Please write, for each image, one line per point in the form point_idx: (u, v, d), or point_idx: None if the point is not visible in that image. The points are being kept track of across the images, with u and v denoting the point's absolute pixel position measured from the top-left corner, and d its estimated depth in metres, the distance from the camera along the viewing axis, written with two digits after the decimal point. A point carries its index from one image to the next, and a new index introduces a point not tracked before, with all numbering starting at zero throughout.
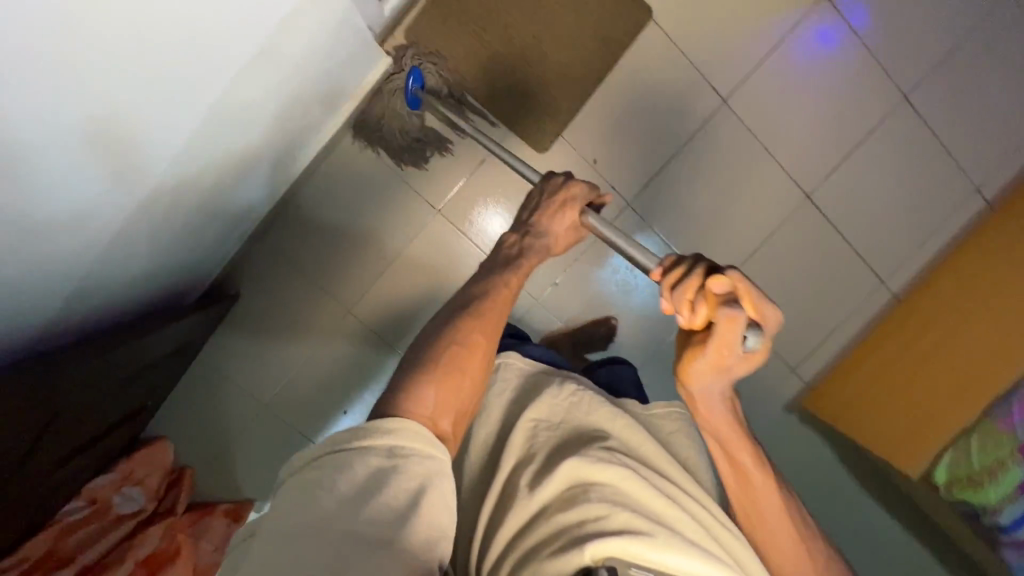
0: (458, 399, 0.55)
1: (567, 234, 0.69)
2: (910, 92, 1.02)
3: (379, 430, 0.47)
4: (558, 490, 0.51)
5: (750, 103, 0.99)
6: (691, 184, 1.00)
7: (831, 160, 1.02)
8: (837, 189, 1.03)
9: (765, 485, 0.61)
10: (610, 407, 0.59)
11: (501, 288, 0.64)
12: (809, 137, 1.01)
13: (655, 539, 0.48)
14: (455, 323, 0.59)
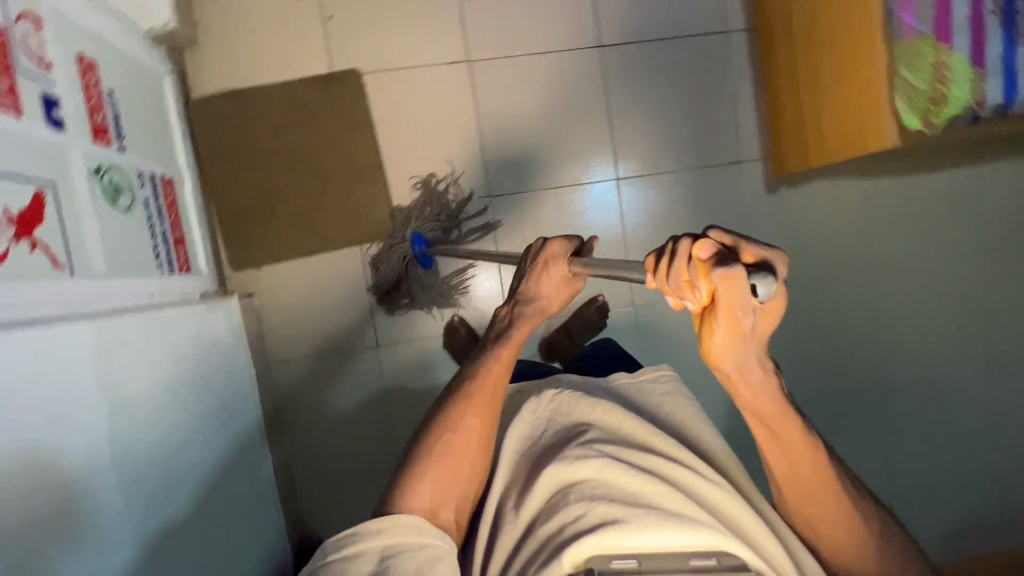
0: (455, 481, 0.71)
1: (557, 292, 0.80)
2: None
3: (372, 532, 0.63)
4: (542, 502, 0.67)
5: (486, 48, 1.26)
6: (532, 133, 1.28)
7: (588, 32, 1.29)
8: (627, 44, 1.30)
9: (803, 444, 0.68)
10: (586, 400, 0.78)
11: (496, 357, 0.76)
12: (571, 87, 1.29)
13: (631, 523, 0.63)
14: (453, 407, 0.74)
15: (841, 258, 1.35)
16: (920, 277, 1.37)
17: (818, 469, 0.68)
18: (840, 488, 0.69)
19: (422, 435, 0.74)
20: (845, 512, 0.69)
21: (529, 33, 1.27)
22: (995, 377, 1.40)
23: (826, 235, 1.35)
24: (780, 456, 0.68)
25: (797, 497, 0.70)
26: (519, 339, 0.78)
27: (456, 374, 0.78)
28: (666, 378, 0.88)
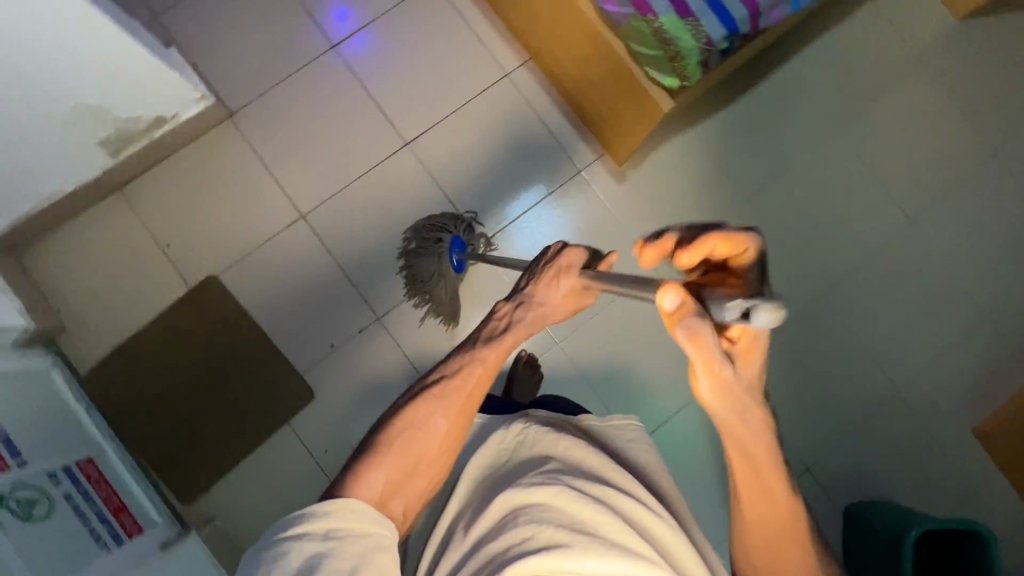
0: (409, 477, 0.68)
1: (561, 303, 0.78)
2: (476, 35, 1.32)
3: (320, 513, 0.60)
4: (492, 522, 0.68)
5: (387, 127, 1.30)
6: (445, 191, 1.29)
7: (487, 86, 1.32)
8: (525, 90, 1.32)
9: (783, 498, 0.68)
10: (554, 434, 0.79)
11: (484, 358, 0.74)
12: (481, 140, 1.31)
13: (574, 549, 0.64)
14: (426, 404, 0.71)
15: (780, 260, 1.32)
16: (880, 253, 1.34)
17: (790, 523, 0.69)
18: (806, 542, 0.71)
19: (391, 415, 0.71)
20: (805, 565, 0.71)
21: (427, 103, 1.31)
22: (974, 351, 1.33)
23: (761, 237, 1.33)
24: (756, 506, 0.68)
25: (762, 546, 0.70)
26: (509, 345, 0.76)
27: (438, 363, 0.75)
28: (635, 428, 0.88)
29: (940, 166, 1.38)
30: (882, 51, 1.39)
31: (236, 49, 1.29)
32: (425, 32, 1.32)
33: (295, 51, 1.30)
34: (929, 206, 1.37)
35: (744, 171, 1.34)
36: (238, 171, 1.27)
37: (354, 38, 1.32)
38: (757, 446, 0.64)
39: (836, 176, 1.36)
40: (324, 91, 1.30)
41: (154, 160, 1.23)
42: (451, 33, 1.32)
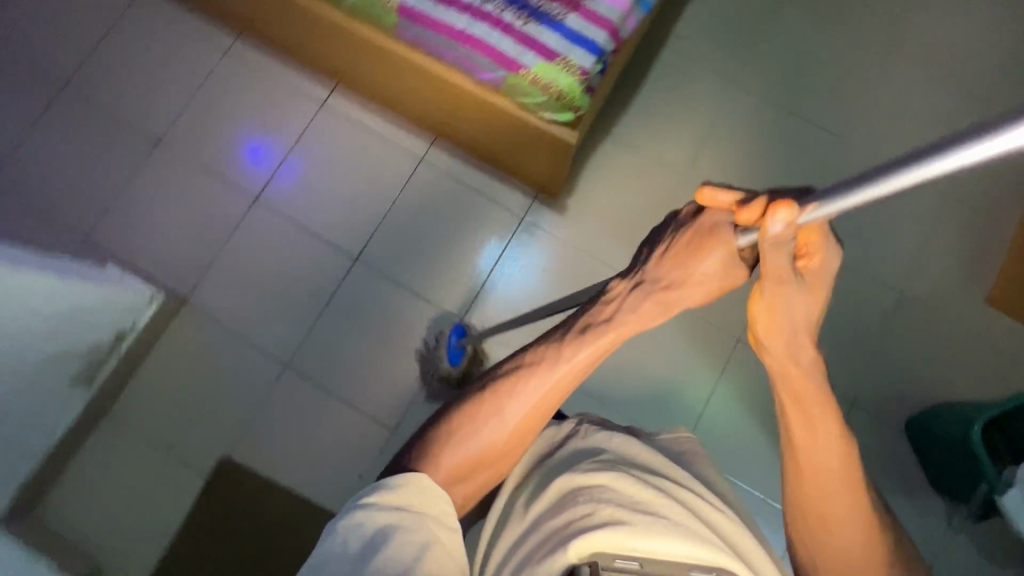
0: (476, 468, 0.71)
1: (701, 285, 0.72)
2: (391, 137, 1.37)
3: (396, 485, 0.65)
4: (552, 504, 0.74)
5: (337, 250, 1.33)
6: (413, 290, 1.32)
7: (417, 180, 1.36)
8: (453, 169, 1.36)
9: (835, 460, 0.70)
10: (610, 432, 0.83)
11: (575, 357, 0.72)
12: (429, 230, 1.34)
13: (629, 527, 0.68)
14: (504, 392, 0.72)
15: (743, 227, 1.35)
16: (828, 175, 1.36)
17: (845, 487, 0.70)
18: (867, 514, 0.70)
19: (466, 399, 0.74)
20: (860, 538, 0.70)
21: (367, 214, 1.34)
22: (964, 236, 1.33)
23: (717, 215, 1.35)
24: (806, 456, 0.70)
25: (812, 511, 0.71)
26: (606, 341, 0.73)
27: (525, 348, 0.76)
28: (688, 439, 0.88)
29: (840, 75, 1.44)
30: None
31: (173, 235, 1.33)
32: (336, 150, 1.37)
33: (224, 216, 1.34)
34: (847, 115, 1.42)
35: (677, 158, 1.37)
36: (210, 348, 1.28)
37: (282, 174, 1.36)
38: (809, 384, 0.69)
39: (753, 122, 1.40)
40: (270, 238, 1.34)
41: (129, 368, 1.25)
42: (359, 141, 1.37)
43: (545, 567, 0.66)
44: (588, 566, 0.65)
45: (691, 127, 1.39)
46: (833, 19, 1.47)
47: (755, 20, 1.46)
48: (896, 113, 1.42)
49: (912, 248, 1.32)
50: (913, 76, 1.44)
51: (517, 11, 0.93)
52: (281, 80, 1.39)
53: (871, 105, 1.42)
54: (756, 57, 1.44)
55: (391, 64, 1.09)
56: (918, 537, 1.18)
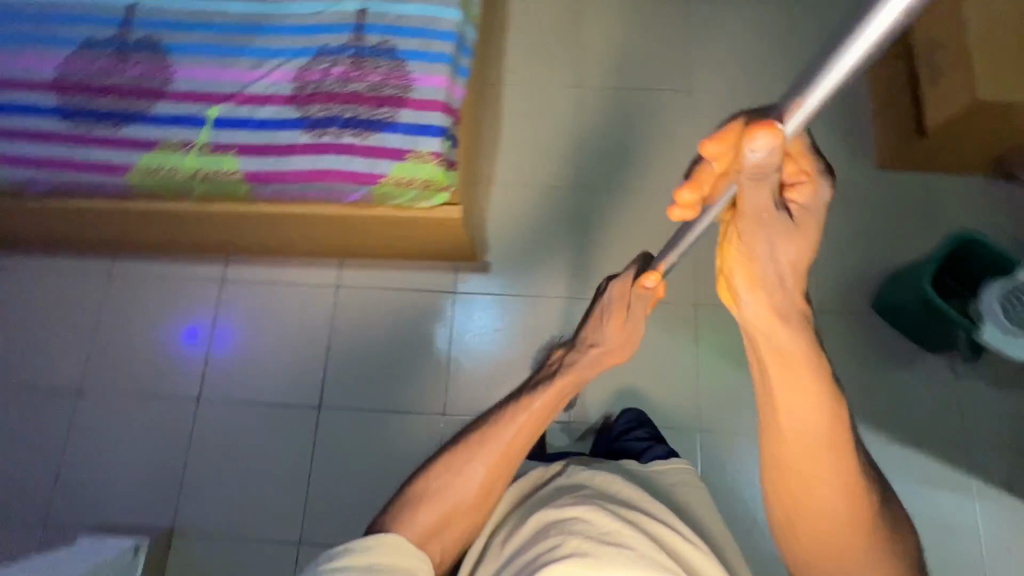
0: (445, 518, 0.85)
1: (615, 336, 1.01)
2: (305, 279, 1.37)
3: (361, 544, 0.78)
4: (529, 538, 0.80)
5: (295, 407, 1.30)
6: (384, 413, 1.29)
7: (346, 310, 1.35)
8: (375, 285, 1.36)
9: (823, 430, 0.67)
10: (608, 475, 0.89)
11: (528, 411, 0.93)
12: (375, 350, 1.33)
13: (594, 558, 0.72)
14: (473, 452, 0.89)
15: (652, 214, 1.40)
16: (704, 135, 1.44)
17: (834, 455, 0.68)
18: (855, 488, 0.69)
19: (444, 454, 0.91)
20: (840, 506, 0.70)
21: (311, 360, 1.33)
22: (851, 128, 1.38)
23: (626, 215, 1.40)
24: (787, 423, 0.67)
25: (790, 480, 0.71)
26: (551, 393, 0.95)
27: (490, 415, 0.95)
28: (683, 471, 0.97)
29: (663, 37, 1.52)
30: (548, 11, 1.54)
31: (131, 465, 1.27)
32: (257, 314, 1.35)
33: (173, 431, 1.29)
34: (685, 68, 1.50)
35: (567, 182, 1.42)
36: (211, 563, 1.21)
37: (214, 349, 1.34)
38: (793, 344, 0.63)
39: (609, 113, 1.47)
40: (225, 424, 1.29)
41: None
42: (273, 296, 1.36)
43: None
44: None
45: (559, 143, 1.45)
46: None
47: (568, 25, 1.53)
48: (725, 48, 1.51)
49: None
50: (722, 11, 1.54)
51: (353, 130, 0.96)
52: (173, 276, 1.37)
53: (701, 51, 1.51)
54: (585, 56, 1.51)
55: (263, 224, 1.10)
56: (930, 404, 1.22)
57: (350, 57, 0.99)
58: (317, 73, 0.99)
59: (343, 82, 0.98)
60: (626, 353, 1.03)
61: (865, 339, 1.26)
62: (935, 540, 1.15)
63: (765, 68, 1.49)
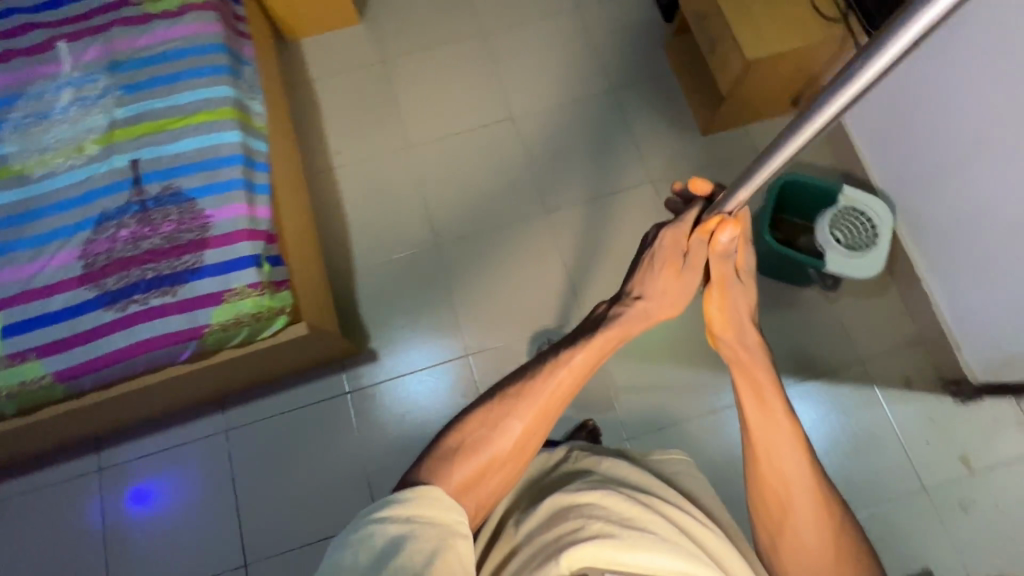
0: (484, 478, 0.68)
1: (665, 297, 0.77)
2: (197, 431, 1.27)
3: (408, 494, 0.62)
4: (546, 520, 0.74)
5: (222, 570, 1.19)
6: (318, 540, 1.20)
7: (250, 448, 1.26)
8: (274, 413, 1.28)
9: (793, 459, 0.73)
10: (616, 461, 0.89)
11: (572, 365, 0.72)
12: (292, 481, 1.24)
13: (621, 540, 0.67)
14: (506, 408, 0.70)
15: (520, 244, 1.40)
16: (543, 151, 1.47)
17: (807, 488, 0.73)
18: (825, 497, 0.73)
19: (476, 408, 0.72)
20: (813, 533, 0.72)
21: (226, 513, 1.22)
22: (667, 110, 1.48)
23: (496, 254, 1.39)
24: (767, 454, 0.73)
25: (774, 505, 0.73)
26: (596, 347, 0.74)
27: (519, 370, 0.74)
28: (681, 461, 0.97)
29: (472, 73, 1.53)
30: (354, 84, 1.53)
31: None
32: (155, 485, 1.24)
33: None
34: (502, 96, 1.51)
35: (430, 239, 1.41)
36: None
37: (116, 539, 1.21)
38: (750, 368, 0.76)
39: (446, 163, 1.46)
40: None
41: None
42: (166, 462, 1.25)
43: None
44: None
45: (408, 208, 1.43)
46: (432, 40, 1.56)
47: (379, 91, 1.52)
48: (532, 65, 1.53)
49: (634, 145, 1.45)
50: (518, 30, 1.57)
51: (160, 288, 0.90)
52: (38, 485, 1.23)
53: (514, 75, 1.53)
54: (404, 116, 1.50)
55: (101, 410, 0.99)
56: (819, 335, 1.29)
57: (135, 215, 0.93)
58: (103, 242, 0.92)
59: (135, 244, 0.91)
60: (678, 309, 0.78)
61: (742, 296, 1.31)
62: (863, 461, 1.21)
63: (574, 71, 1.52)
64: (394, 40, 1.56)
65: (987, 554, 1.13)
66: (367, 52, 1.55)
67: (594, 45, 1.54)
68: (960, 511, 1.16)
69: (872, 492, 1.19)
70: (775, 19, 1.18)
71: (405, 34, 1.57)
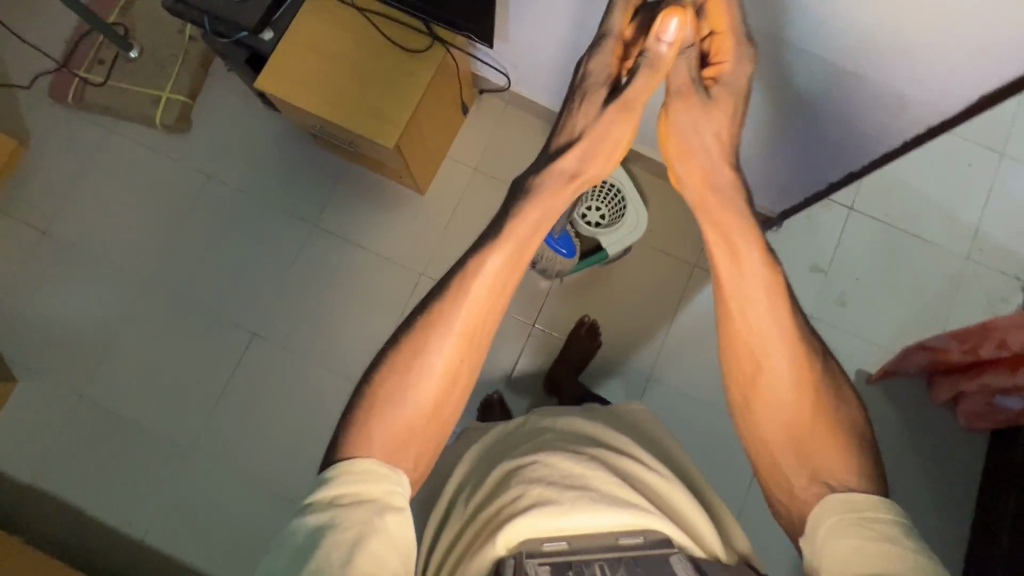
0: (403, 437, 0.63)
1: (610, 133, 0.64)
2: None
3: (339, 474, 0.60)
4: (496, 489, 0.76)
5: None
6: None
7: None
8: None
9: (772, 313, 0.60)
10: (577, 419, 0.89)
11: (488, 272, 0.64)
12: None
13: (561, 505, 0.68)
14: (431, 349, 0.64)
15: None
16: (309, 334, 1.27)
17: (789, 352, 0.59)
18: (814, 388, 0.59)
19: (391, 350, 0.66)
20: (793, 394, 0.59)
21: None
22: (372, 199, 1.31)
23: None
24: (740, 303, 0.60)
25: (749, 363, 0.61)
26: (517, 232, 0.65)
27: (451, 270, 0.66)
28: (642, 408, 0.98)
29: (176, 330, 1.28)
30: (69, 450, 1.22)
31: None
32: None
33: None
34: (224, 323, 1.28)
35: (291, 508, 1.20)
36: None
37: None
38: (730, 201, 0.62)
39: (233, 432, 1.23)
40: None
41: None
42: None
43: (478, 561, 0.66)
44: (516, 557, 0.64)
45: (244, 503, 1.19)
46: (106, 336, 1.28)
47: (103, 430, 1.23)
48: (221, 269, 1.30)
49: (378, 257, 1.30)
50: (175, 251, 1.31)
51: None
52: None
53: (215, 293, 1.29)
54: (152, 430, 1.23)
55: None
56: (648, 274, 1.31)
57: None
58: None
59: None
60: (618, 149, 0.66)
61: None
62: None
63: (263, 239, 1.31)
64: (66, 372, 1.26)
65: (878, 319, 1.26)
66: (51, 408, 1.24)
67: (255, 201, 1.32)
68: (840, 307, 1.27)
69: None
70: (372, 86, 1.03)
71: (72, 356, 1.27)
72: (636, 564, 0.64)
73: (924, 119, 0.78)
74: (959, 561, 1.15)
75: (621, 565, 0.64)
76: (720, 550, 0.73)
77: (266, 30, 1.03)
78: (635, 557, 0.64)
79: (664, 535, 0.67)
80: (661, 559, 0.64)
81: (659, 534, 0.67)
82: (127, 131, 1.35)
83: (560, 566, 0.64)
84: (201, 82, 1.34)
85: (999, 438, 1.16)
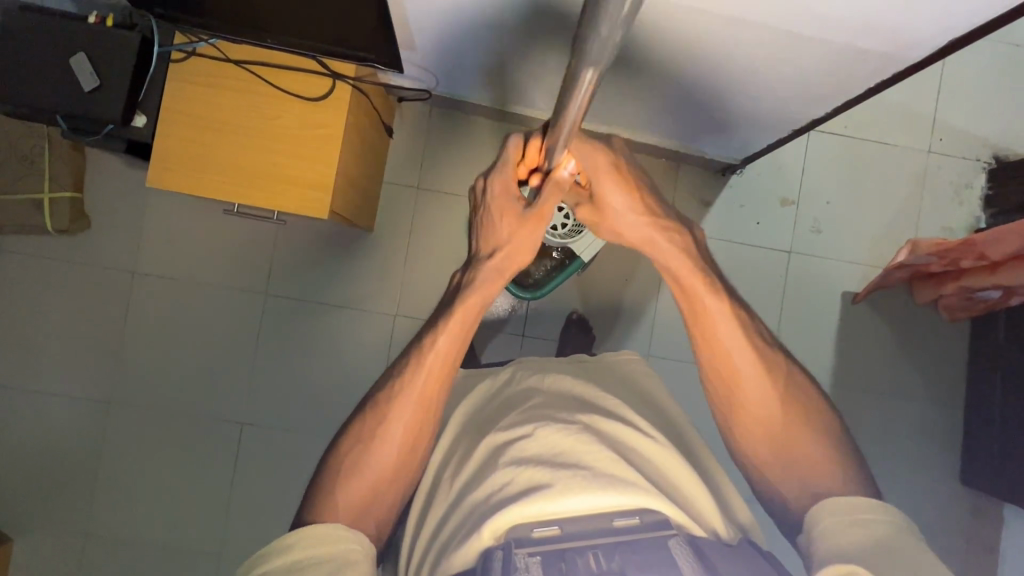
0: (368, 495, 0.66)
1: (517, 244, 0.77)
2: None
3: (293, 536, 0.59)
4: (479, 469, 0.65)
5: None
6: None
7: None
8: None
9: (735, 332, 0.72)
10: (566, 377, 0.77)
11: (433, 354, 0.72)
12: None
13: (555, 488, 0.58)
14: (374, 427, 0.69)
15: None
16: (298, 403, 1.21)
17: (759, 370, 0.70)
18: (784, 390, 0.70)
19: (357, 420, 0.71)
20: (773, 402, 0.70)
21: None
22: (319, 248, 1.21)
23: None
24: (710, 335, 0.72)
25: (721, 381, 0.72)
26: (454, 325, 0.74)
27: (394, 368, 0.75)
28: (629, 354, 0.86)
29: (155, 442, 1.19)
30: None
31: None
32: None
33: None
34: (204, 420, 1.20)
35: None
36: None
37: None
38: (668, 256, 0.76)
39: (251, 519, 1.19)
40: None
41: None
42: None
43: (462, 554, 0.56)
44: (503, 547, 0.55)
45: None
46: (82, 466, 1.18)
47: (118, 557, 1.18)
48: (181, 362, 1.20)
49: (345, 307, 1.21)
50: (127, 359, 1.20)
51: None
52: None
53: (184, 390, 1.20)
54: (168, 545, 1.18)
55: None
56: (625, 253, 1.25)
57: None
58: None
59: None
60: (525, 259, 0.79)
61: (559, 302, 1.20)
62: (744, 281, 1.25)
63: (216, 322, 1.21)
64: (58, 516, 1.18)
65: (854, 236, 1.26)
66: (58, 556, 1.17)
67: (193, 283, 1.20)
68: (815, 234, 1.26)
69: (770, 298, 1.25)
70: (276, 148, 0.89)
71: (58, 498, 1.18)
72: (633, 552, 0.54)
73: (863, 78, 0.75)
74: (957, 446, 1.24)
75: (616, 553, 0.54)
76: (727, 529, 0.63)
77: (137, 113, 0.90)
78: (632, 543, 0.55)
79: (662, 515, 0.58)
80: (658, 544, 0.55)
81: (656, 512, 0.58)
82: (22, 245, 1.19)
83: (551, 555, 0.54)
84: (83, 169, 1.17)
85: (980, 326, 1.21)
